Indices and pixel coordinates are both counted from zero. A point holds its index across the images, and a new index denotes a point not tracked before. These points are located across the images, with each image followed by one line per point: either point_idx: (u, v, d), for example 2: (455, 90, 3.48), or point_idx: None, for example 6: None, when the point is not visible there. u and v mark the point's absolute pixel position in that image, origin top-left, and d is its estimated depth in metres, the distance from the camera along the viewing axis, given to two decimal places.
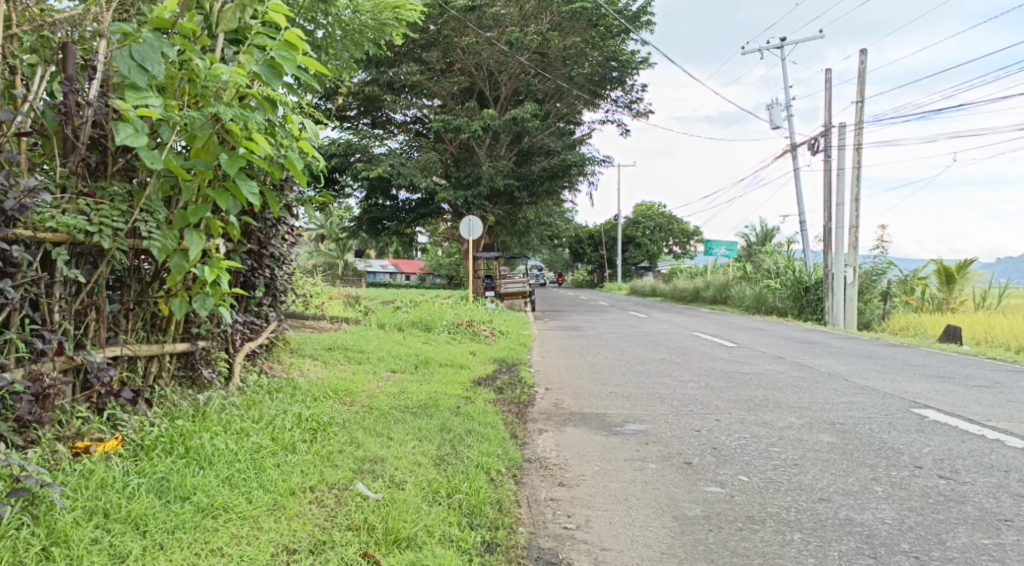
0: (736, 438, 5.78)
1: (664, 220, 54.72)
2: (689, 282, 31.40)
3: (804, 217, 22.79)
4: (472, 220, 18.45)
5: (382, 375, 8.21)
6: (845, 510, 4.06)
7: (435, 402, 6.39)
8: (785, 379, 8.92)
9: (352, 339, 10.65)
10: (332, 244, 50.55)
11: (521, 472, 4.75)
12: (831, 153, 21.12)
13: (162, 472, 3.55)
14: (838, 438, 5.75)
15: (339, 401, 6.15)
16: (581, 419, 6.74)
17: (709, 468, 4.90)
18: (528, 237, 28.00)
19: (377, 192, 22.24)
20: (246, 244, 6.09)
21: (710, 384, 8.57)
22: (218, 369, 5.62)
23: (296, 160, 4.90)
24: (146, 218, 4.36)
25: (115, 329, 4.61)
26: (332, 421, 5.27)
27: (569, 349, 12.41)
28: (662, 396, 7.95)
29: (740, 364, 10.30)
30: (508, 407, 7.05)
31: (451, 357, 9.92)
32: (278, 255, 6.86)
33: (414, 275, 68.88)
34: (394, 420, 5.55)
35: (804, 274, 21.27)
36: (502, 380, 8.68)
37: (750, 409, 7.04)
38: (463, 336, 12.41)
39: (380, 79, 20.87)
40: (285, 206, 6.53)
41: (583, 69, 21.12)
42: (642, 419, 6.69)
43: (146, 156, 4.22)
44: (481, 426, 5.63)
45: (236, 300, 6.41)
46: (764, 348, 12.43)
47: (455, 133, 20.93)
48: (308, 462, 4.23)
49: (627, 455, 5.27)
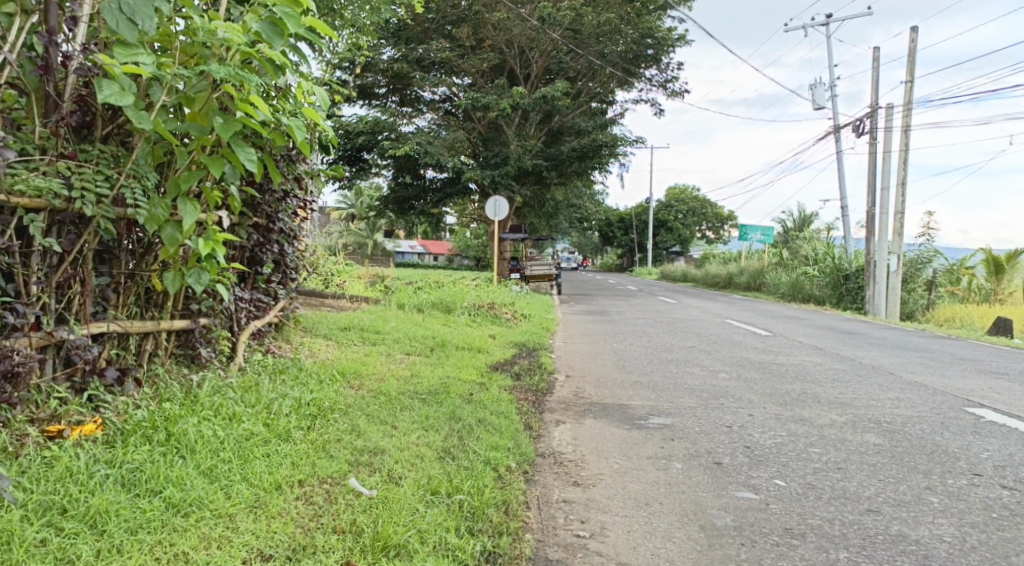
0: (770, 436, 5.40)
1: (697, 205, 53.89)
2: (722, 268, 30.80)
3: (844, 203, 22.14)
4: (498, 201, 18.02)
5: (396, 357, 7.88)
6: (898, 525, 3.71)
7: (446, 388, 6.10)
8: (822, 371, 8.50)
9: (369, 319, 10.36)
10: (362, 224, 50.46)
11: (533, 469, 4.40)
12: (876, 136, 20.43)
13: (136, 463, 3.23)
14: (885, 439, 5.39)
15: (346, 385, 5.86)
16: (602, 410, 6.38)
17: (741, 470, 4.52)
18: (557, 218, 27.57)
19: (404, 170, 21.99)
20: (251, 218, 5.78)
21: (741, 375, 8.17)
22: (218, 348, 5.31)
23: (301, 132, 4.52)
24: (133, 184, 3.99)
25: (103, 303, 4.26)
26: (334, 407, 4.95)
27: (594, 335, 12.03)
28: (690, 386, 7.56)
29: (774, 355, 9.85)
30: (525, 395, 6.70)
31: (469, 340, 9.60)
32: (288, 230, 6.53)
33: (443, 256, 68.69)
34: (400, 408, 5.24)
35: (844, 262, 20.63)
36: (521, 366, 8.34)
37: (785, 403, 6.64)
38: (483, 318, 12.08)
39: (409, 55, 20.67)
40: (294, 178, 6.20)
41: (618, 46, 20.47)
42: (667, 411, 6.31)
43: (132, 115, 3.84)
44: (493, 417, 5.30)
45: (241, 276, 6.09)
46: (800, 337, 11.96)
47: (484, 112, 20.56)
48: (300, 452, 3.88)
49: (649, 452, 4.90)
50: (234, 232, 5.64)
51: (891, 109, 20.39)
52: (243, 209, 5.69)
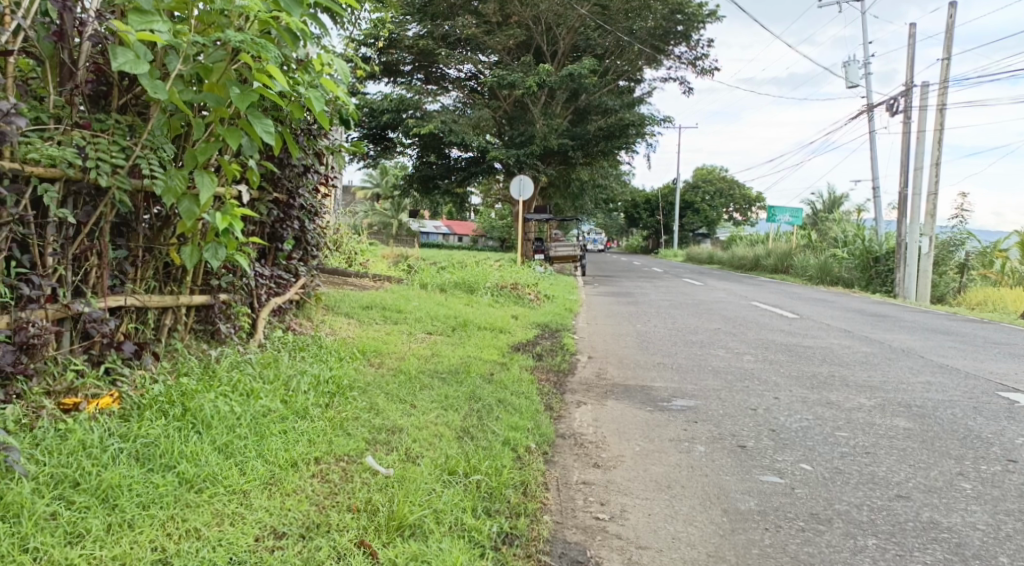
0: (797, 420, 5.28)
1: (725, 186, 53.35)
2: (748, 250, 30.46)
3: (875, 184, 21.75)
4: (523, 180, 17.89)
5: (417, 337, 7.83)
6: (928, 511, 3.60)
7: (467, 368, 6.06)
8: (851, 354, 8.34)
9: (392, 297, 10.33)
10: (387, 204, 50.47)
11: (553, 450, 4.33)
12: (910, 115, 20.01)
13: (150, 437, 3.20)
14: (915, 423, 5.25)
15: (365, 363, 5.83)
16: (624, 391, 6.29)
17: (765, 454, 4.42)
18: (582, 199, 27.36)
19: (428, 149, 21.92)
20: (271, 193, 5.73)
21: (767, 358, 8.03)
22: (238, 324, 5.29)
23: (319, 105, 4.46)
24: (148, 155, 3.95)
25: (120, 277, 4.23)
26: (352, 385, 4.92)
27: (617, 316, 11.92)
28: (714, 368, 7.44)
29: (802, 337, 9.69)
30: (547, 376, 6.63)
31: (492, 320, 9.54)
32: (309, 207, 6.49)
33: (467, 237, 68.64)
34: (419, 388, 5.21)
35: (874, 245, 20.25)
36: (543, 346, 8.26)
37: (812, 386, 6.50)
38: (506, 298, 12.01)
39: (434, 33, 20.54)
40: (314, 153, 6.14)
41: (647, 22, 20.19)
42: (691, 393, 6.20)
43: (147, 85, 3.80)
44: (513, 398, 5.25)
45: (261, 253, 6.06)
46: (829, 320, 11.76)
47: (510, 90, 20.41)
48: (317, 429, 3.83)
49: (671, 435, 4.80)
50: (254, 208, 5.60)
51: (926, 88, 19.94)
52: (262, 184, 5.64)
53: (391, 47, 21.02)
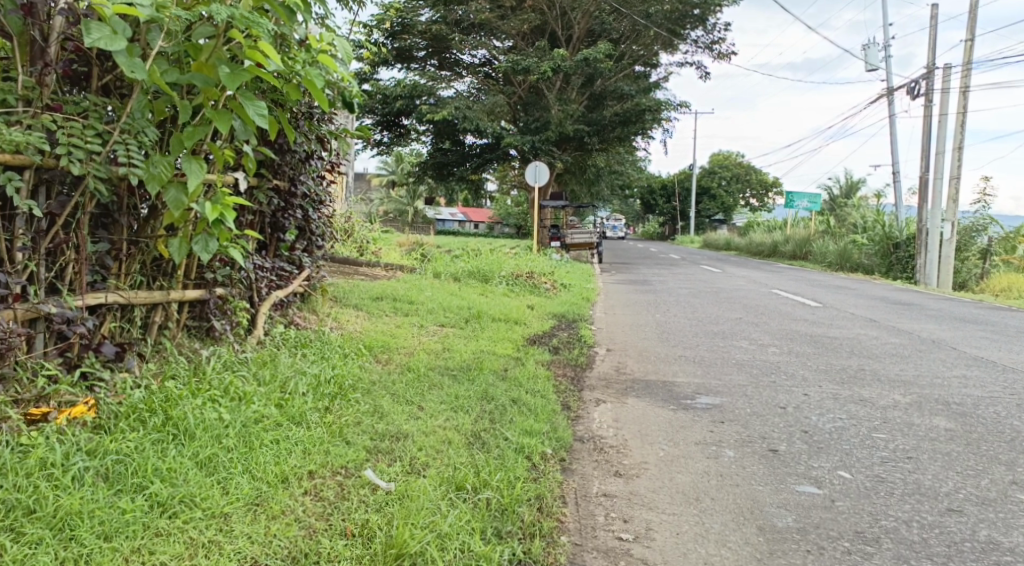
0: (830, 419, 4.91)
1: (741, 171, 52.68)
2: (767, 235, 29.92)
3: (896, 168, 21.21)
4: (538, 167, 17.50)
5: (429, 329, 7.52)
6: (986, 529, 3.25)
7: (479, 364, 5.75)
8: (880, 345, 7.94)
9: (403, 288, 10.01)
10: (403, 191, 50.10)
11: (570, 456, 4.01)
12: (933, 98, 19.44)
13: (119, 454, 2.95)
14: (957, 423, 4.87)
15: (372, 360, 5.54)
16: (645, 388, 5.94)
17: (800, 459, 4.07)
18: (598, 184, 26.92)
19: (442, 136, 21.60)
20: (271, 181, 5.42)
21: (793, 350, 7.66)
22: (236, 321, 5.00)
23: (317, 84, 4.15)
24: (127, 140, 3.64)
25: (102, 272, 3.94)
26: (357, 387, 4.63)
27: (635, 305, 11.56)
28: (738, 361, 7.08)
29: (828, 328, 9.29)
30: (563, 370, 6.32)
31: (506, 311, 9.21)
32: (312, 194, 6.18)
33: (482, 224, 68.20)
34: (428, 387, 4.91)
35: (896, 230, 19.72)
36: (559, 338, 7.93)
37: (842, 381, 6.12)
38: (521, 288, 11.68)
39: (448, 17, 20.16)
40: (317, 139, 5.83)
41: (662, 6, 19.67)
42: (715, 390, 5.84)
43: (125, 63, 3.50)
44: (527, 397, 4.95)
45: (262, 243, 5.77)
46: (854, 309, 11.33)
47: (524, 75, 20.02)
48: (312, 438, 3.52)
49: (697, 438, 4.45)
50: (252, 197, 5.30)
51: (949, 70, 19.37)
52: (261, 170, 5.32)
53: (404, 32, 20.66)
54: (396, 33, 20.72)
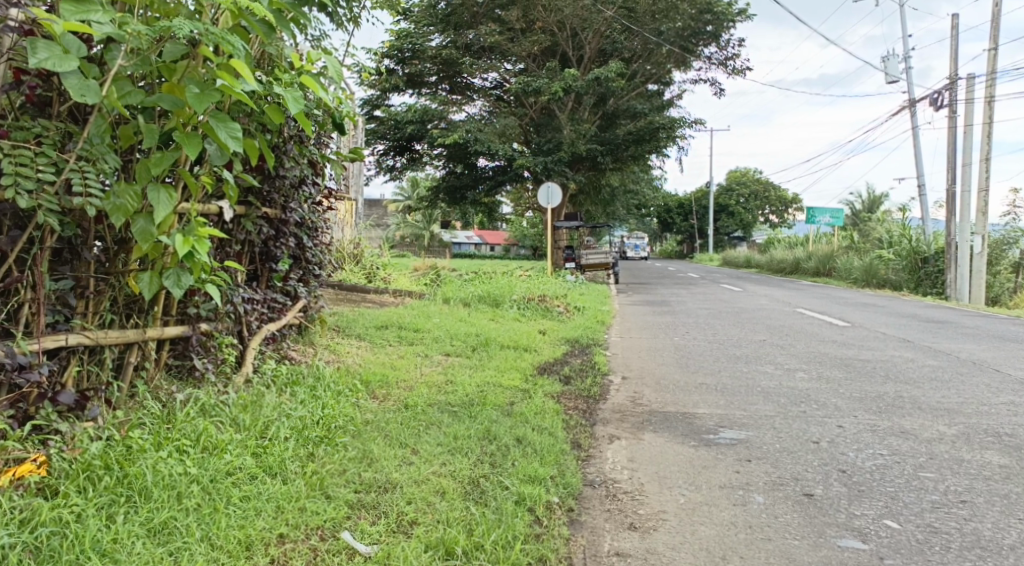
0: (869, 457, 4.52)
1: (759, 187, 52.10)
2: (788, 252, 29.39)
3: (920, 181, 20.74)
4: (551, 187, 17.17)
5: (433, 359, 7.17)
6: None
7: (483, 398, 5.36)
8: (917, 369, 7.50)
9: (410, 315, 9.66)
10: (419, 215, 50.05)
11: (580, 506, 3.61)
12: (956, 109, 18.99)
13: (53, 528, 2.74)
14: (1012, 459, 4.45)
15: (367, 397, 5.18)
16: (664, 421, 5.52)
17: (838, 505, 3.67)
18: (613, 204, 26.58)
19: (454, 159, 21.36)
20: (259, 208, 5.09)
21: (822, 375, 7.23)
22: (220, 357, 4.65)
23: (298, 106, 3.83)
24: (85, 167, 3.33)
25: (64, 311, 3.59)
26: (347, 429, 4.27)
27: (653, 328, 11.12)
28: (764, 389, 6.65)
29: (858, 349, 8.84)
30: (575, 403, 5.90)
31: (516, 337, 8.82)
32: (305, 221, 5.84)
33: (498, 247, 68.04)
34: (425, 427, 4.53)
35: (922, 245, 19.19)
36: (571, 367, 7.52)
37: (879, 412, 5.70)
38: (533, 312, 11.30)
39: (457, 41, 19.98)
40: (308, 163, 5.50)
41: (675, 23, 19.42)
42: (740, 422, 5.42)
43: (75, 86, 3.22)
44: (534, 435, 4.57)
45: (252, 273, 5.43)
46: (883, 328, 10.87)
47: (536, 96, 19.78)
48: (287, 492, 3.21)
49: (722, 480, 4.05)
50: (239, 226, 4.96)
51: (972, 80, 18.96)
52: (247, 198, 4.98)
53: (414, 57, 20.49)
54: (407, 58, 20.55)
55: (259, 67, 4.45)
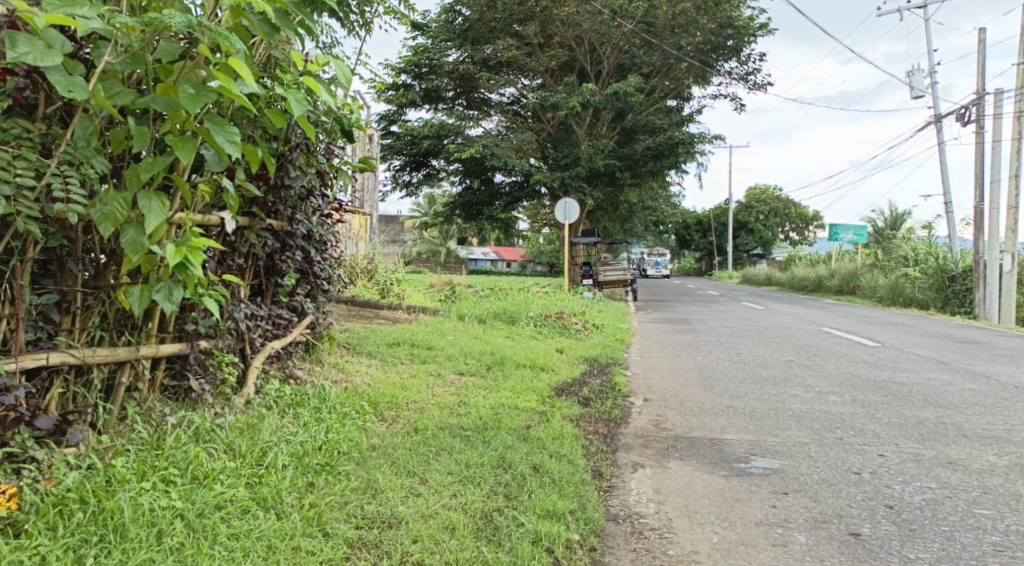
0: (917, 491, 4.25)
1: (779, 204, 51.54)
2: (810, 270, 28.89)
3: (946, 198, 20.33)
4: (569, 203, 16.90)
5: (446, 379, 6.86)
6: None
7: (498, 422, 5.05)
8: (956, 393, 7.15)
9: (424, 332, 9.39)
10: (436, 231, 49.97)
11: (604, 546, 3.36)
12: (982, 125, 18.59)
13: None
14: None
15: (375, 419, 4.89)
16: (690, 447, 5.20)
17: (889, 548, 3.46)
18: (631, 220, 26.25)
19: (471, 175, 21.13)
20: (263, 219, 4.83)
21: (856, 399, 6.89)
22: (218, 376, 4.37)
23: (301, 108, 3.55)
24: (68, 173, 3.09)
25: (48, 327, 3.34)
26: (352, 455, 3.98)
27: (674, 347, 10.78)
28: (795, 413, 6.31)
29: (891, 371, 8.48)
30: (595, 427, 5.57)
31: (533, 355, 8.51)
32: (313, 234, 5.57)
33: (515, 263, 67.82)
34: (436, 454, 4.23)
35: (949, 263, 18.76)
36: (591, 388, 7.20)
37: (922, 440, 5.40)
38: (550, 330, 10.99)
39: (475, 56, 19.83)
40: (316, 172, 5.25)
41: (695, 38, 19.16)
42: (772, 450, 5.11)
43: (61, 82, 2.98)
44: (552, 463, 4.27)
45: (257, 288, 5.16)
46: (915, 349, 10.48)
47: (554, 111, 19.56)
48: (280, 531, 2.94)
49: (758, 517, 3.78)
50: (241, 237, 4.71)
51: (999, 95, 18.58)
52: (251, 209, 4.74)
53: (431, 72, 20.37)
54: (424, 73, 20.49)
55: (263, 71, 4.22)
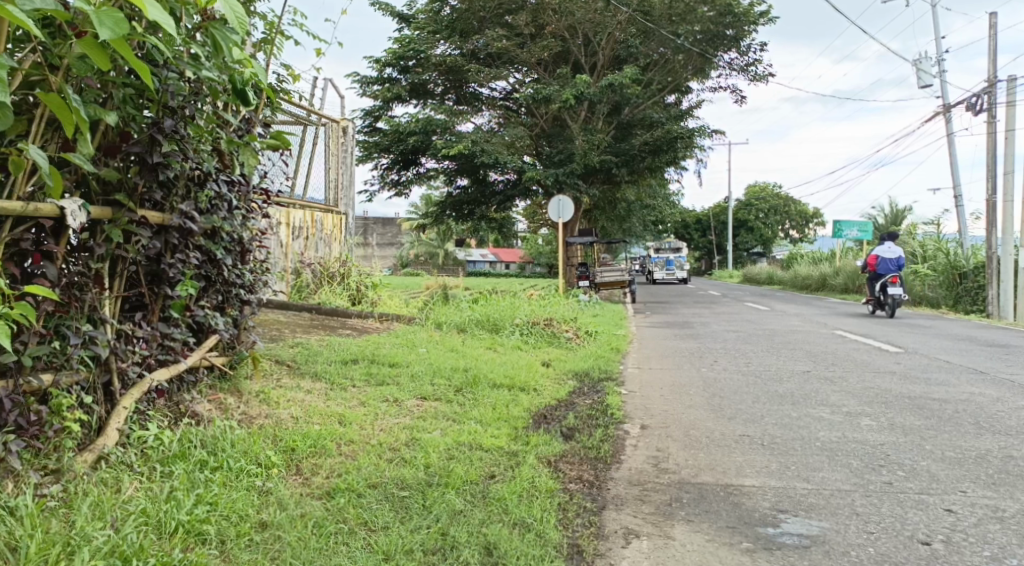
0: None
1: (779, 202, 50.29)
2: (814, 268, 27.70)
3: (956, 190, 19.14)
4: (561, 200, 15.73)
5: (403, 406, 5.65)
6: None
7: (448, 474, 3.83)
8: (1011, 414, 5.96)
9: (390, 345, 8.19)
10: (433, 233, 48.81)
11: None
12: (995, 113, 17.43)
13: None
14: None
15: (284, 475, 3.69)
16: (700, 500, 4.01)
17: None
18: (628, 218, 25.06)
19: (463, 173, 19.91)
20: (132, 211, 3.65)
21: (895, 423, 5.68)
22: (56, 428, 3.24)
23: (111, 31, 2.36)
24: None
25: None
26: (218, 547, 2.86)
27: (676, 357, 9.58)
28: (826, 446, 5.09)
29: (927, 384, 7.27)
30: (577, 472, 4.38)
31: (514, 372, 7.29)
32: (218, 228, 4.38)
33: (514, 265, 66.70)
34: (347, 534, 3.05)
35: (961, 259, 17.54)
36: (578, 413, 5.99)
37: (994, 485, 4.20)
38: (538, 339, 9.79)
39: (463, 48, 18.64)
40: (209, 151, 4.12)
41: (694, 26, 18.01)
42: (807, 503, 3.93)
43: None
44: (512, 540, 3.13)
45: (135, 301, 3.95)
46: (943, 355, 9.28)
47: (547, 103, 18.34)
48: None
49: None
50: (98, 233, 3.55)
51: (1013, 81, 17.40)
52: (114, 196, 3.60)
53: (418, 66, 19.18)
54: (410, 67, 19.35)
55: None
